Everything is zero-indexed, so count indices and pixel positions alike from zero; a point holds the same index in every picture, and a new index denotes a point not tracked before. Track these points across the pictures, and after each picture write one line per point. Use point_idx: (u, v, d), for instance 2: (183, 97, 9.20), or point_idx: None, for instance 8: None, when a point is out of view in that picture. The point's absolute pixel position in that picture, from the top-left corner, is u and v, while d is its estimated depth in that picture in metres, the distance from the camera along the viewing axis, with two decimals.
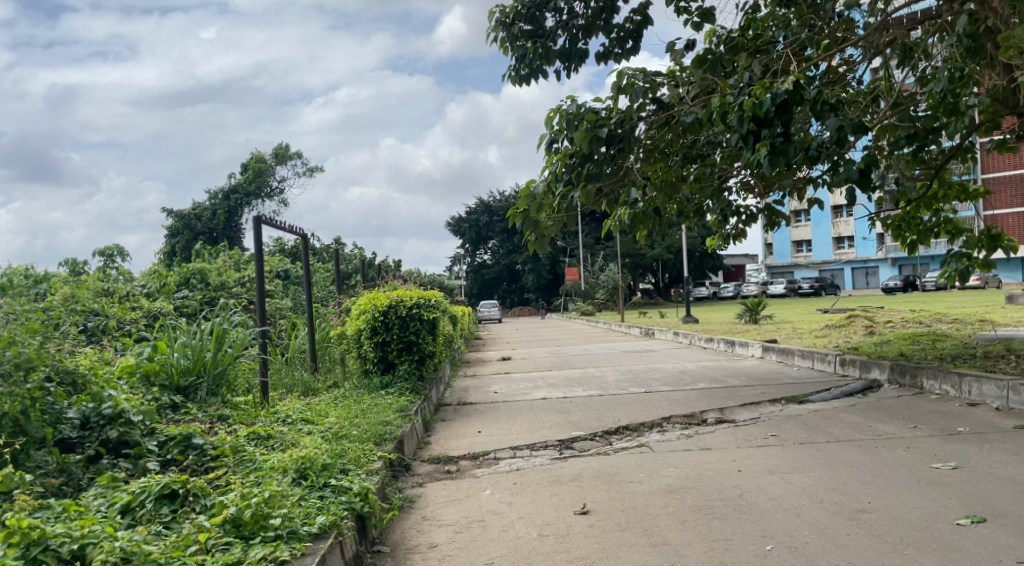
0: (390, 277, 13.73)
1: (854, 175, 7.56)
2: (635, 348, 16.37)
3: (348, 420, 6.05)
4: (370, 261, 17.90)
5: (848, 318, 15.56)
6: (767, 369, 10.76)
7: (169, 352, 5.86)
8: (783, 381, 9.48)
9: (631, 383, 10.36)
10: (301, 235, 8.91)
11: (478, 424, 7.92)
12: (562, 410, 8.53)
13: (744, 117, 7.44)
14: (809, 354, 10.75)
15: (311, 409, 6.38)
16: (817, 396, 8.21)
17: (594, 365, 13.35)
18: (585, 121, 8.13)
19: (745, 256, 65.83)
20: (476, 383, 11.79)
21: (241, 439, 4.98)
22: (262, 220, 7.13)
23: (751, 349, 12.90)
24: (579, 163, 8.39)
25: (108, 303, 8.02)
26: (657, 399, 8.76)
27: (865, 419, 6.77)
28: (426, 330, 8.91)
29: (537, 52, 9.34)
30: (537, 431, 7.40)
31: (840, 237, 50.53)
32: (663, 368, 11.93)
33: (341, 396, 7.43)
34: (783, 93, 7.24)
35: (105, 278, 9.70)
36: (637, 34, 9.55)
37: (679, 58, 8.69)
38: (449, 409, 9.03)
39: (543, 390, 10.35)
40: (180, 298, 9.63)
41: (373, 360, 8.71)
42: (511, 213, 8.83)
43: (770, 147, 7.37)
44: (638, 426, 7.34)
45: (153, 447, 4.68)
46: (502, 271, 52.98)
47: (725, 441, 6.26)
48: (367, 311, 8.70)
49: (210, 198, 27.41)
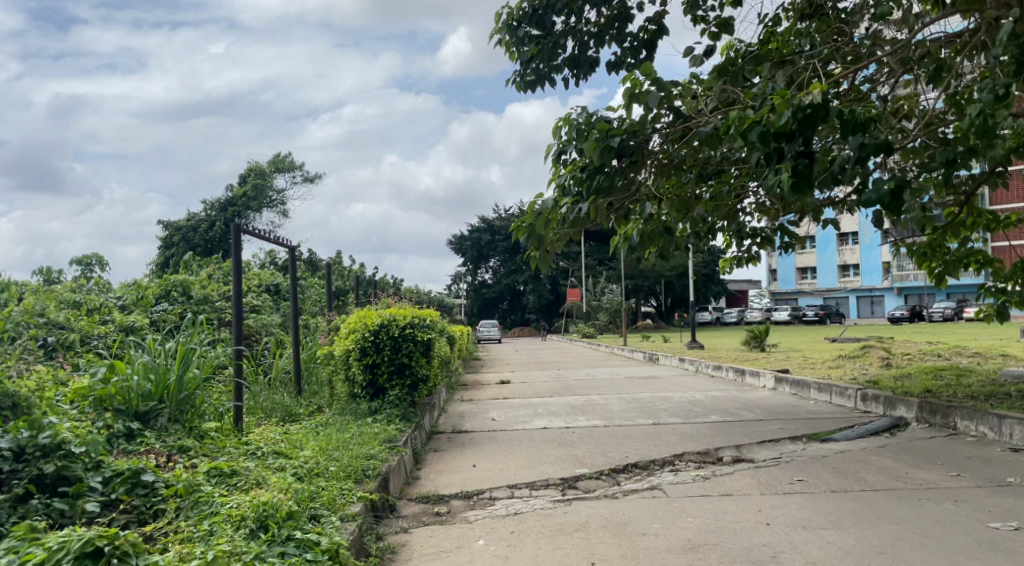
0: (386, 295, 13.13)
1: (883, 196, 6.77)
2: (639, 374, 15.73)
3: (326, 453, 5.41)
4: (367, 277, 17.32)
5: (862, 347, 14.92)
6: (781, 402, 10.12)
7: (129, 373, 5.25)
8: (800, 415, 8.84)
9: (637, 413, 9.72)
10: (288, 247, 8.32)
11: (474, 458, 7.25)
12: (564, 442, 7.90)
13: (764, 134, 6.70)
14: (826, 388, 10.10)
15: (288, 438, 5.76)
16: (841, 434, 7.58)
17: (597, 391, 12.68)
18: (595, 131, 7.54)
19: (747, 282, 65.32)
20: (472, 408, 11.12)
21: (200, 477, 4.38)
22: (241, 229, 6.63)
23: (763, 379, 12.25)
24: (589, 176, 7.84)
25: (75, 316, 7.44)
26: (667, 433, 8.11)
27: (900, 464, 6.14)
28: (420, 353, 8.27)
29: (544, 57, 8.82)
30: (537, 466, 6.75)
31: (846, 264, 49.91)
32: (670, 397, 11.30)
33: (323, 424, 6.77)
34: (807, 107, 6.53)
35: (79, 288, 9.11)
36: (651, 44, 8.99)
37: (698, 64, 8.13)
38: (442, 438, 8.40)
39: (543, 418, 9.70)
40: (158, 312, 9.03)
41: (361, 384, 8.06)
42: (515, 227, 8.15)
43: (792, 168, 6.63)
44: (648, 464, 6.70)
45: (95, 485, 4.11)
46: (503, 291, 52.36)
47: (747, 486, 5.64)
48: (357, 330, 8.07)
49: (208, 208, 26.84)
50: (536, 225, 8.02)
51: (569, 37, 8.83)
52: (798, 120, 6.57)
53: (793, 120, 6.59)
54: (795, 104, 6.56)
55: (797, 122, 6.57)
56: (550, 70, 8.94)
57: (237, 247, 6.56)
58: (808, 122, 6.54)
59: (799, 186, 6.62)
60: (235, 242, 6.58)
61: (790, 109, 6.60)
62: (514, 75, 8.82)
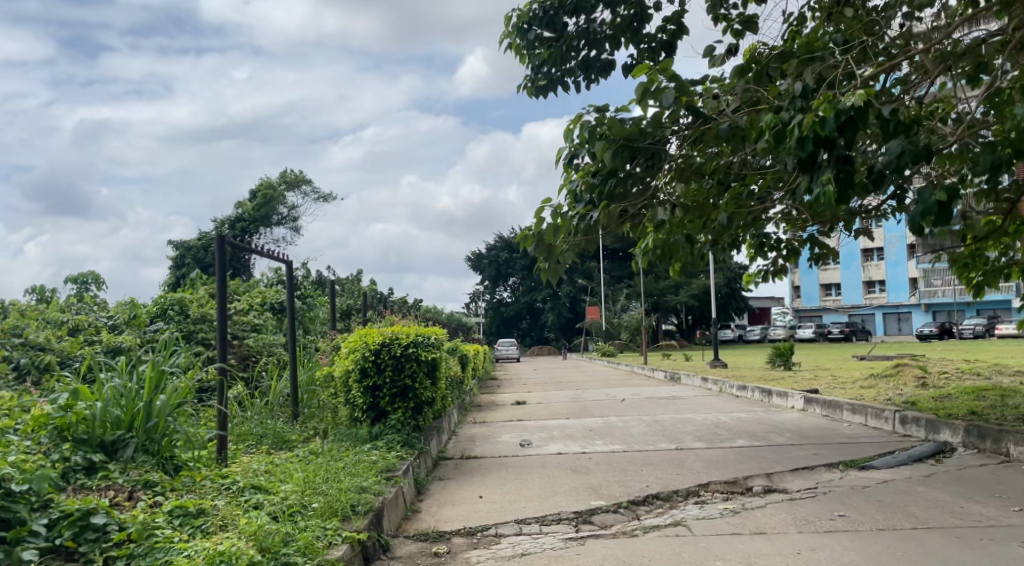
0: (394, 313, 12.62)
1: (932, 207, 6.17)
2: (660, 395, 15.07)
3: (310, 487, 4.88)
4: (378, 295, 16.84)
5: (895, 366, 14.18)
6: (813, 424, 9.47)
7: (94, 399, 4.77)
8: (835, 440, 8.20)
9: (658, 437, 9.11)
10: (286, 262, 7.85)
11: (481, 487, 6.71)
12: (580, 469, 7.32)
13: (803, 141, 6.06)
14: (861, 409, 9.45)
15: (273, 470, 5.26)
16: (881, 461, 6.95)
17: (616, 413, 12.07)
18: (607, 129, 7.08)
19: (769, 299, 64.24)
20: (484, 431, 10.55)
21: (159, 518, 3.88)
22: (225, 241, 6.16)
23: (791, 399, 11.60)
24: (602, 181, 7.36)
25: (57, 337, 7.01)
26: (691, 459, 7.51)
27: (953, 496, 5.50)
28: (424, 373, 7.75)
29: (555, 60, 8.35)
30: (549, 498, 6.17)
31: (871, 280, 48.90)
32: (693, 419, 10.67)
33: (317, 452, 6.26)
34: (851, 111, 5.86)
35: (70, 307, 8.68)
36: (670, 45, 8.47)
37: (720, 64, 7.59)
38: (449, 465, 7.86)
39: (558, 443, 9.12)
40: (153, 331, 8.58)
41: (362, 407, 7.55)
42: (522, 236, 7.62)
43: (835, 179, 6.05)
44: (671, 495, 6.12)
45: (39, 528, 3.62)
46: (522, 310, 51.78)
47: (781, 522, 5.04)
48: (357, 349, 7.57)
49: (219, 227, 26.55)
50: (544, 234, 7.53)
51: (583, 39, 8.33)
52: (840, 125, 5.89)
53: (836, 126, 5.89)
54: (837, 108, 5.90)
55: (838, 127, 5.90)
56: (562, 74, 8.45)
57: (223, 259, 6.10)
58: (850, 128, 5.87)
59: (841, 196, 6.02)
60: (220, 253, 6.12)
61: (833, 114, 5.91)
62: (524, 80, 8.36)
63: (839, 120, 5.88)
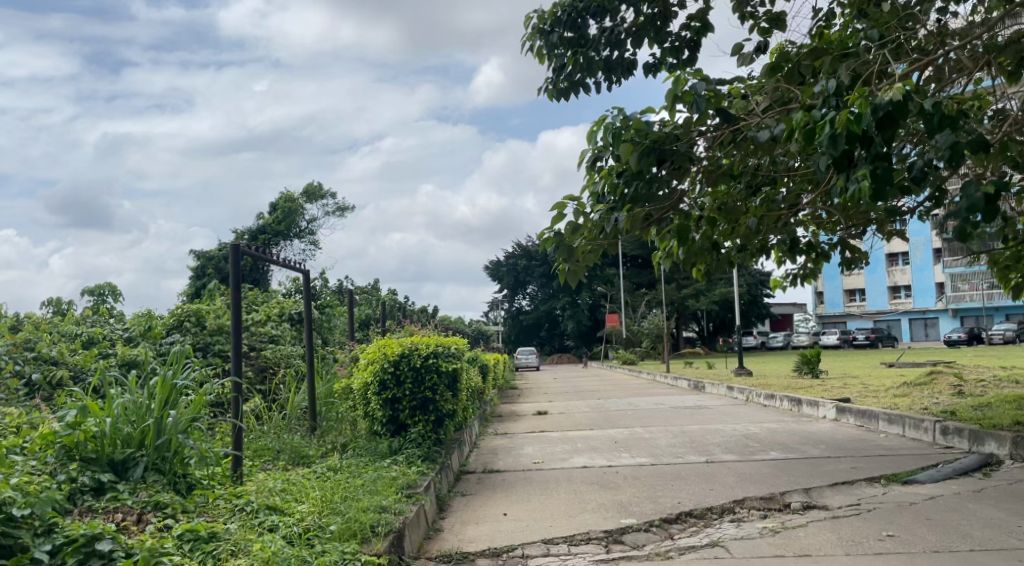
0: (414, 323, 12.39)
1: (978, 201, 5.82)
2: (686, 404, 14.75)
3: (328, 507, 4.65)
4: (398, 305, 16.63)
5: (929, 373, 13.75)
6: (847, 435, 9.15)
7: (103, 415, 4.56)
8: (873, 452, 7.88)
9: (687, 450, 8.82)
10: (303, 271, 7.66)
11: (505, 503, 6.46)
12: (608, 484, 7.05)
13: (836, 137, 5.74)
14: (897, 420, 9.12)
15: (289, 489, 5.04)
16: (925, 474, 6.64)
17: (641, 423, 11.77)
18: (631, 131, 6.83)
19: (791, 306, 63.45)
20: (507, 443, 10.29)
21: (167, 544, 3.66)
22: (239, 249, 5.95)
23: (823, 409, 11.26)
24: (625, 183, 7.08)
25: (70, 350, 6.84)
26: (723, 473, 7.21)
27: (1008, 514, 5.20)
28: (445, 385, 7.51)
29: (576, 61, 8.11)
30: (577, 516, 5.91)
31: (896, 286, 48.18)
32: (721, 430, 10.37)
33: (334, 468, 6.04)
34: (888, 105, 5.60)
35: (85, 320, 8.52)
36: (695, 44, 8.21)
37: (749, 64, 7.28)
38: (471, 479, 7.61)
39: (583, 455, 8.85)
40: (168, 343, 8.40)
41: (381, 420, 7.33)
42: (540, 236, 7.30)
43: (871, 175, 5.68)
44: (705, 512, 5.85)
45: (41, 556, 3.41)
46: (541, 318, 51.47)
47: (826, 544, 4.76)
48: (375, 361, 7.35)
49: (238, 238, 26.50)
50: (564, 235, 7.29)
51: (605, 39, 8.09)
52: (877, 122, 5.64)
53: (873, 122, 5.64)
54: (874, 104, 5.64)
55: (875, 123, 5.64)
56: (584, 76, 8.17)
57: (236, 266, 5.89)
58: (888, 123, 5.61)
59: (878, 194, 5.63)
60: (234, 261, 5.91)
61: (869, 109, 5.66)
62: (545, 82, 8.13)
63: (876, 116, 5.63)
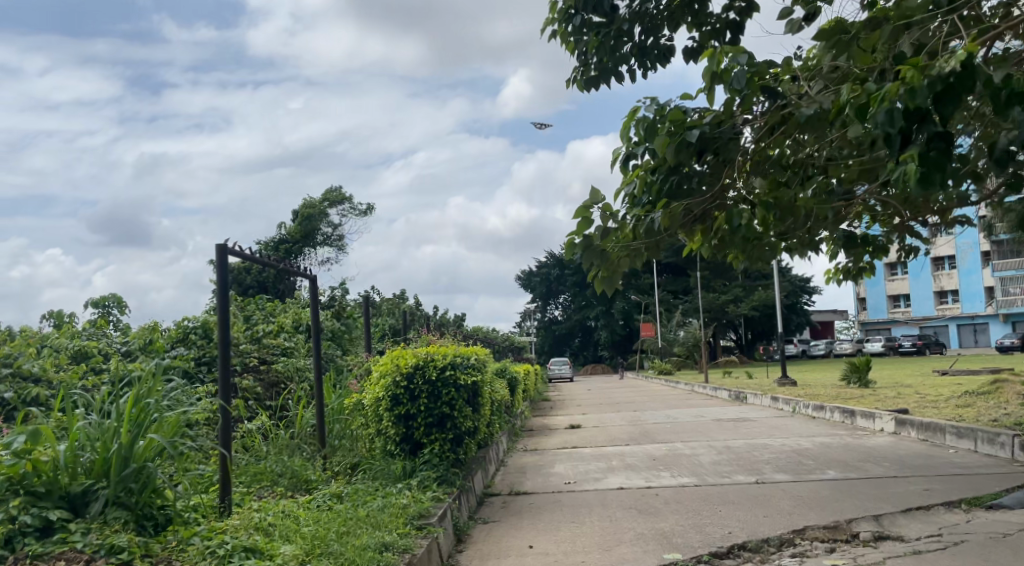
0: (437, 333, 11.69)
1: None
2: (728, 416, 13.85)
3: (317, 551, 3.94)
4: (423, 314, 15.91)
5: (993, 382, 12.74)
6: (911, 451, 8.30)
7: (60, 441, 3.95)
8: (947, 471, 7.05)
9: (734, 468, 8.01)
10: (309, 277, 6.99)
11: (530, 533, 5.72)
12: (647, 509, 6.32)
13: (892, 114, 4.44)
14: (967, 433, 8.26)
15: (279, 524, 4.36)
16: (1013, 497, 5.83)
17: (681, 438, 10.93)
18: (668, 122, 5.99)
19: (831, 314, 61.82)
20: (537, 461, 9.54)
21: None
22: (228, 247, 5.00)
23: (880, 421, 10.36)
24: (663, 179, 6.34)
25: (55, 366, 6.24)
26: (777, 496, 6.42)
27: None
28: (464, 399, 6.81)
29: (605, 48, 7.37)
30: (613, 548, 5.19)
31: (943, 291, 46.62)
32: (769, 445, 9.53)
33: (338, 496, 5.38)
34: (948, 75, 4.28)
35: (80, 332, 7.92)
36: (738, 25, 7.46)
37: (797, 32, 6.49)
38: (495, 504, 6.91)
39: (620, 475, 8.09)
40: (170, 357, 7.80)
41: (394, 440, 6.67)
42: (566, 244, 6.50)
43: (920, 158, 4.40)
44: (760, 544, 5.09)
45: None
46: (574, 328, 50.54)
47: None
48: (387, 374, 6.69)
49: (262, 248, 26.10)
50: (595, 240, 6.46)
51: (636, 23, 7.32)
52: (935, 96, 4.31)
53: (929, 97, 4.31)
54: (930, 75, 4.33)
55: (933, 99, 4.31)
56: (615, 64, 7.48)
57: (222, 271, 4.94)
58: (949, 101, 4.28)
59: (931, 181, 4.37)
60: (220, 264, 4.96)
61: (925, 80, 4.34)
62: (572, 72, 7.43)
63: (934, 90, 4.30)
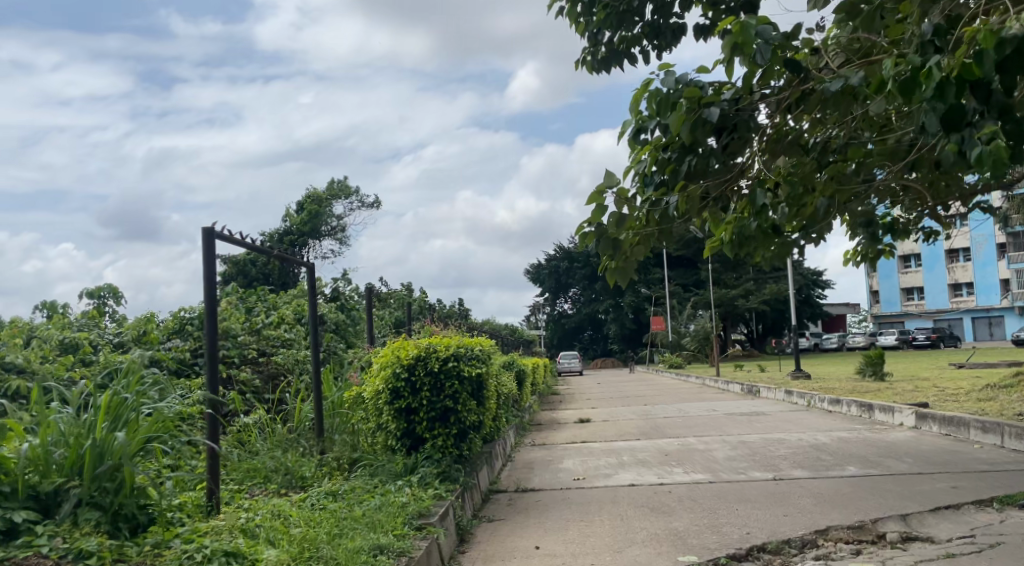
0: (442, 324, 11.39)
1: None
2: (741, 410, 13.51)
3: (302, 555, 3.64)
4: (429, 306, 15.62)
5: (1016, 375, 12.36)
6: (935, 446, 7.95)
7: (27, 438, 3.70)
8: (974, 467, 6.71)
9: (749, 464, 7.68)
10: (306, 266, 6.69)
11: (537, 533, 5.43)
12: (659, 507, 6.01)
13: (945, 87, 4.07)
14: (994, 428, 7.91)
15: (265, 525, 4.07)
16: None
17: (693, 433, 10.62)
18: (683, 98, 5.61)
19: (843, 308, 61.28)
20: (544, 456, 9.24)
21: None
22: (214, 230, 4.73)
23: (899, 415, 10.01)
24: (678, 158, 6.01)
25: (40, 357, 5.97)
26: (797, 494, 6.09)
27: None
28: (467, 391, 6.52)
29: (614, 26, 7.00)
30: (624, 550, 4.89)
31: (957, 284, 46.06)
32: (785, 440, 9.21)
33: (333, 494, 5.11)
34: (1020, 38, 3.80)
35: (73, 323, 7.65)
36: (754, 5, 7.05)
37: (823, 7, 6.15)
38: (501, 501, 6.61)
39: (631, 471, 7.78)
40: (165, 349, 7.52)
41: (395, 434, 6.40)
42: (577, 232, 6.07)
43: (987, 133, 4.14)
44: (781, 546, 4.78)
45: None
46: (583, 321, 50.19)
47: None
48: (388, 365, 6.39)
49: (267, 240, 25.86)
50: (607, 227, 6.05)
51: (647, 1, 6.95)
52: (1002, 62, 3.84)
53: (996, 64, 3.85)
54: (999, 36, 3.83)
55: (998, 65, 3.86)
56: (627, 46, 7.12)
57: (208, 254, 4.67)
58: (1016, 65, 3.82)
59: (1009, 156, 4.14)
60: (206, 248, 4.69)
61: (995, 43, 3.84)
62: (580, 53, 7.10)
63: (1002, 53, 3.82)
